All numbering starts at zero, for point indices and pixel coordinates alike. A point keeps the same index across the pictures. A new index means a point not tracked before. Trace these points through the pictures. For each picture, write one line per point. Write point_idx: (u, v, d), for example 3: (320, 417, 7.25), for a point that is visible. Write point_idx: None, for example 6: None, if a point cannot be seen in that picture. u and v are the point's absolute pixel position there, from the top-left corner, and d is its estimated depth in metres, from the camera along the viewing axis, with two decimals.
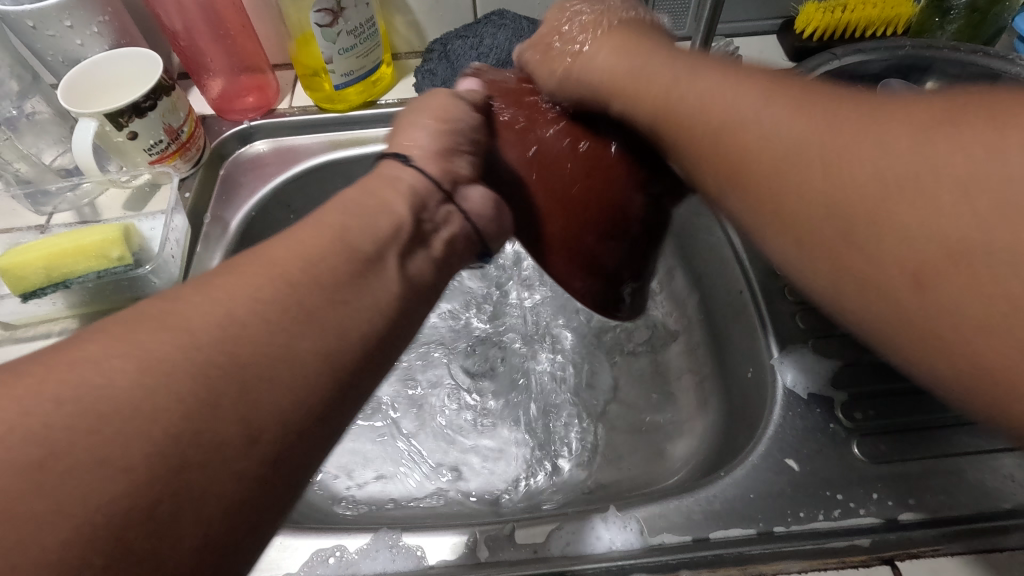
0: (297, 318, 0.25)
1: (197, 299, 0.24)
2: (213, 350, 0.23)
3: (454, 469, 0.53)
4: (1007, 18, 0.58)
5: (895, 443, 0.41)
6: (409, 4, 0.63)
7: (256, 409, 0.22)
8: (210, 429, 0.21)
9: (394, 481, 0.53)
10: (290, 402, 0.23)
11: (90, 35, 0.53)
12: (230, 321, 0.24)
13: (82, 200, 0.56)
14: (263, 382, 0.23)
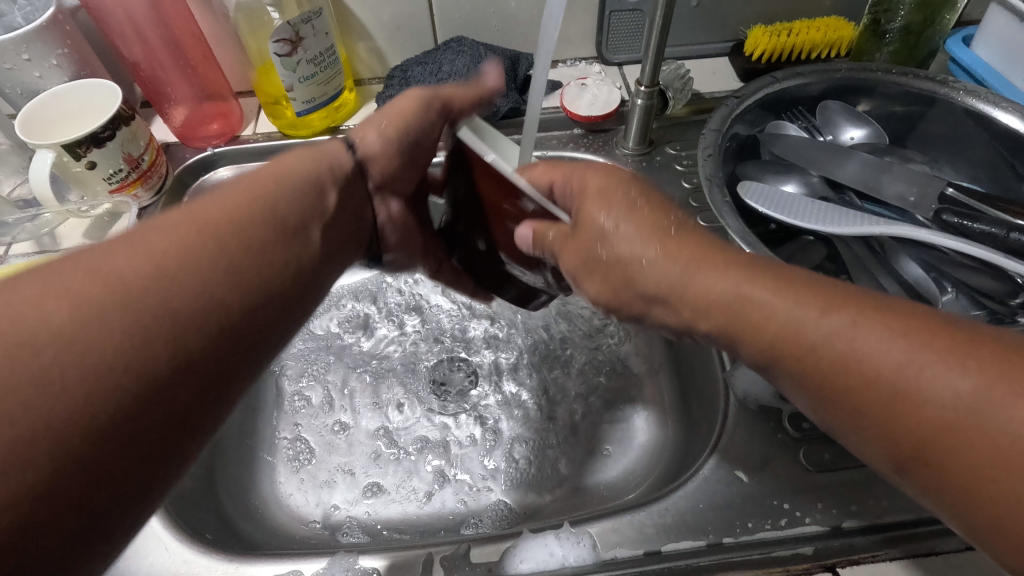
0: (177, 300, 0.27)
1: (44, 289, 0.25)
2: (79, 348, 0.24)
3: (360, 492, 0.55)
4: (940, 40, 0.61)
5: (838, 452, 0.43)
6: (369, 31, 0.65)
7: (108, 401, 0.24)
8: (97, 393, 0.24)
9: (341, 495, 0.55)
10: (168, 375, 0.26)
11: (50, 67, 0.53)
12: (109, 320, 0.25)
13: (41, 230, 0.56)
14: (127, 375, 0.25)
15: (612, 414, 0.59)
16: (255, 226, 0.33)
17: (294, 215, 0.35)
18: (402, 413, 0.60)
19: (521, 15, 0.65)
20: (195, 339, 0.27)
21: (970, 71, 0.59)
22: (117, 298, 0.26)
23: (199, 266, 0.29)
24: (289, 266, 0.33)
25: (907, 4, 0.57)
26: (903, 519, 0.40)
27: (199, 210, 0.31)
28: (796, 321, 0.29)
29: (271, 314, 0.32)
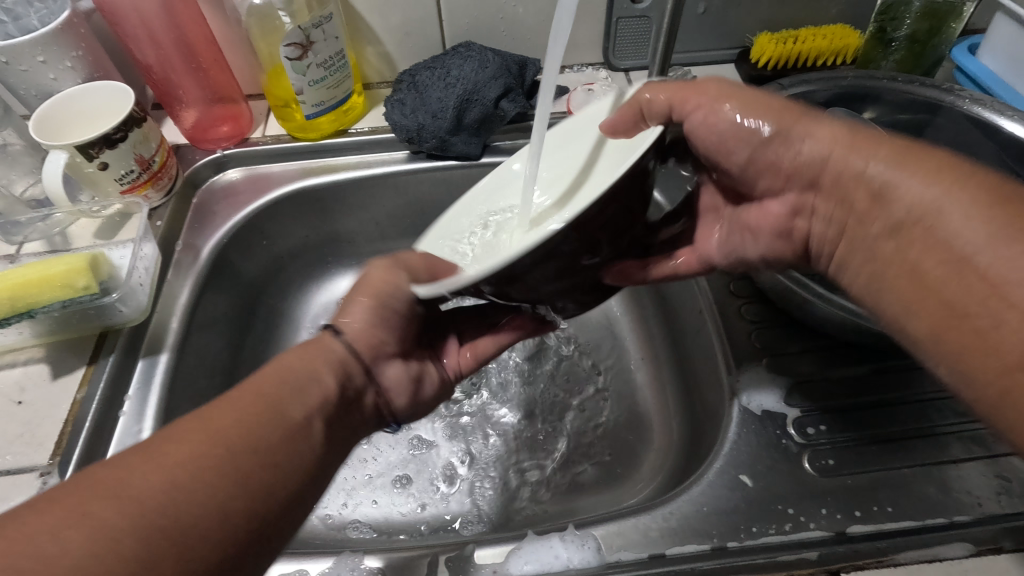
0: (237, 444, 0.30)
1: (121, 494, 0.26)
2: (211, 488, 0.28)
3: (459, 491, 0.55)
4: (945, 49, 0.61)
5: (843, 457, 0.43)
6: (379, 36, 0.65)
7: (211, 529, 0.27)
8: (221, 516, 0.27)
9: (381, 502, 0.54)
10: (245, 507, 0.29)
11: (64, 69, 0.54)
12: (180, 469, 0.27)
13: (53, 230, 0.56)
14: (220, 512, 0.27)
15: (613, 419, 0.59)
16: (267, 429, 0.31)
17: (303, 410, 0.34)
18: (426, 420, 0.59)
19: (529, 21, 0.66)
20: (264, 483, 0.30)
21: (975, 79, 0.59)
22: (167, 509, 0.26)
23: (212, 491, 0.28)
24: (304, 467, 0.32)
25: (913, 13, 0.58)
26: (907, 525, 0.40)
27: (206, 417, 0.31)
28: (942, 208, 0.29)
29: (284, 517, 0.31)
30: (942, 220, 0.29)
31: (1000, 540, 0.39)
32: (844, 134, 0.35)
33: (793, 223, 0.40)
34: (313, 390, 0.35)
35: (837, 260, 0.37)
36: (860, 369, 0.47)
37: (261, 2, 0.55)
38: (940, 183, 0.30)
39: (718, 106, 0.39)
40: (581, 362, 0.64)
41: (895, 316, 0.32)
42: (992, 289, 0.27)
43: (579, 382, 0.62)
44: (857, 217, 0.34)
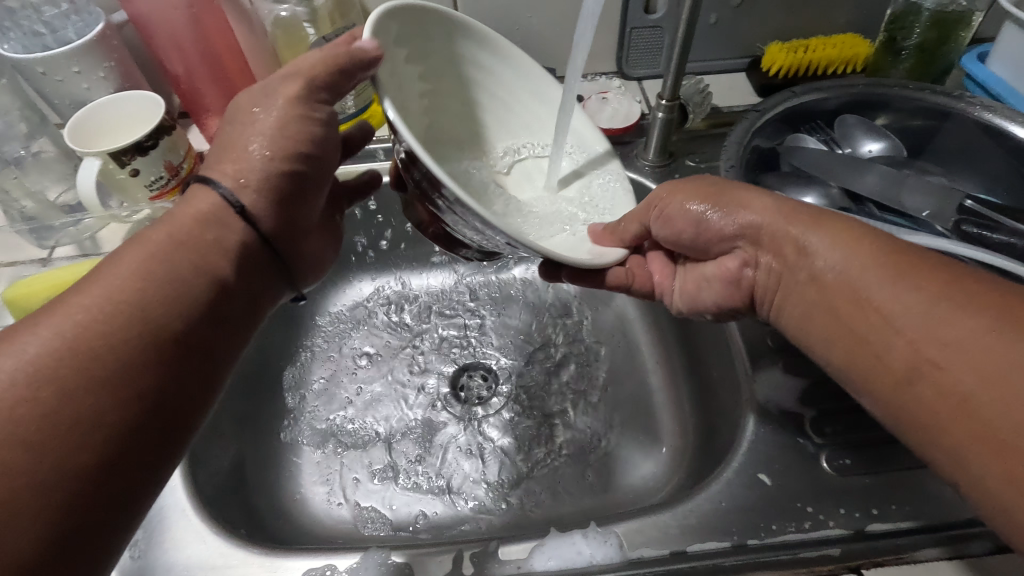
0: (99, 348, 0.29)
1: (28, 344, 0.28)
2: (16, 402, 0.26)
3: (441, 485, 0.56)
4: (955, 57, 0.62)
5: (861, 458, 0.44)
6: None
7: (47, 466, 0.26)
8: (56, 469, 0.26)
9: (360, 495, 0.56)
10: (89, 443, 0.27)
11: (97, 79, 0.56)
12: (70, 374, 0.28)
13: (83, 235, 0.58)
14: (77, 430, 0.27)
15: (622, 416, 0.60)
16: (189, 280, 0.33)
17: (192, 285, 0.33)
18: (418, 416, 0.61)
19: (545, 31, 0.67)
20: (94, 409, 0.28)
21: (985, 87, 0.60)
22: (59, 384, 0.27)
23: (122, 364, 0.29)
24: (176, 374, 0.31)
25: (922, 22, 0.59)
26: (905, 526, 0.40)
27: (122, 269, 0.32)
28: (901, 313, 0.31)
29: (201, 350, 0.33)
30: (905, 310, 0.31)
31: None
32: (772, 204, 0.39)
33: (741, 275, 0.43)
34: (226, 237, 0.35)
35: (776, 305, 0.41)
36: None
37: (287, 14, 0.57)
38: (873, 284, 0.33)
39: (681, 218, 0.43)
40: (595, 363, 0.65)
41: (853, 372, 0.34)
42: (950, 379, 0.28)
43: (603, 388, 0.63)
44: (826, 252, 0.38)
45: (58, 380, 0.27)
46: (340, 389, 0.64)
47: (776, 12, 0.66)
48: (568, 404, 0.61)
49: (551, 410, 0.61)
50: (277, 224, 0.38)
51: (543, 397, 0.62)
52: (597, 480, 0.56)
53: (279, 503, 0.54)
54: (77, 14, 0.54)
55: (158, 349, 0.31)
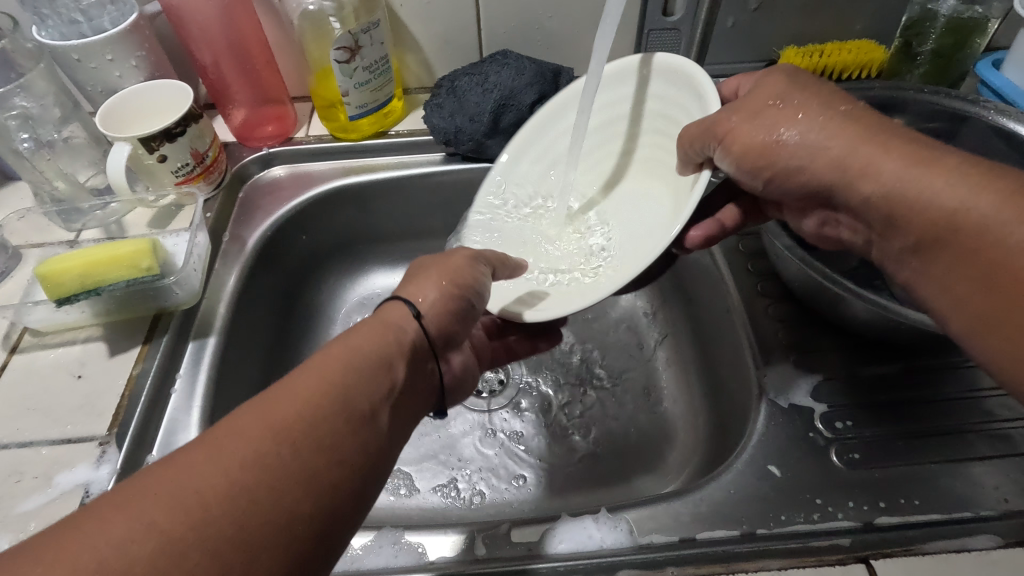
0: (288, 448, 0.28)
1: (198, 461, 0.27)
2: (208, 504, 0.26)
3: (482, 477, 0.57)
4: (970, 63, 0.63)
5: (871, 453, 0.44)
6: (419, 43, 0.68)
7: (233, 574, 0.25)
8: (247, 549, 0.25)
9: (396, 486, 0.56)
10: (273, 521, 0.26)
11: (129, 67, 0.57)
12: (254, 479, 0.27)
13: (109, 218, 0.59)
14: (263, 527, 0.26)
15: (639, 413, 0.61)
16: (328, 422, 0.30)
17: (320, 438, 0.29)
18: (449, 413, 0.61)
19: (563, 31, 0.69)
20: (290, 494, 0.27)
21: (1000, 92, 0.60)
22: (191, 524, 0.25)
23: (258, 503, 0.26)
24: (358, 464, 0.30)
25: (937, 29, 0.60)
26: (934, 517, 0.41)
27: (290, 393, 0.30)
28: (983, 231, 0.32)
29: (338, 523, 0.29)
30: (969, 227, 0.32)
31: None
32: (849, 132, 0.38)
33: (824, 230, 0.44)
34: (375, 391, 0.33)
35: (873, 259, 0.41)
36: (890, 367, 0.49)
37: (315, 8, 0.59)
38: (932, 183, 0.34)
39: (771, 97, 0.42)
40: (605, 358, 0.65)
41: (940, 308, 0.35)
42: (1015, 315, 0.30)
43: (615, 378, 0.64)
44: (878, 231, 0.38)
45: (197, 511, 0.25)
46: None
47: (793, 16, 0.67)
48: (583, 388, 0.63)
49: (576, 399, 0.62)
50: (440, 331, 0.40)
51: (565, 390, 0.63)
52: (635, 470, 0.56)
53: None
54: (113, 3, 0.56)
55: (299, 536, 0.27)
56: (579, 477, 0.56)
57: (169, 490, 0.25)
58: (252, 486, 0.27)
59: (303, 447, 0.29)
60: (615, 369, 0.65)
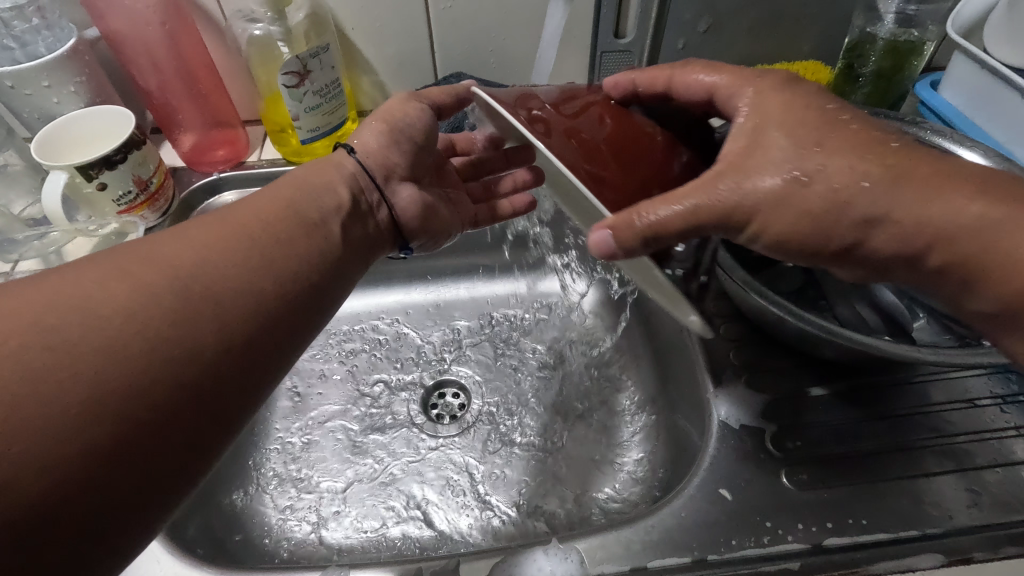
0: (214, 258, 0.34)
1: (132, 263, 0.32)
2: (134, 292, 0.30)
3: (429, 500, 0.56)
4: (910, 84, 0.64)
5: (820, 472, 0.44)
6: (373, 66, 0.68)
7: (163, 359, 0.30)
8: (181, 347, 0.30)
9: (346, 518, 0.55)
10: (210, 319, 0.32)
11: (67, 93, 0.56)
12: (179, 279, 0.32)
13: (48, 248, 0.57)
14: (199, 325, 0.31)
15: (597, 434, 0.61)
16: (280, 230, 0.39)
17: (267, 242, 0.37)
18: (402, 440, 0.61)
19: (518, 53, 0.69)
20: (219, 294, 0.33)
21: (938, 112, 0.62)
22: (173, 279, 0.32)
23: (221, 278, 0.34)
24: (283, 290, 0.36)
25: (876, 51, 0.61)
26: (881, 537, 0.41)
27: (235, 215, 0.38)
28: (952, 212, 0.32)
29: (264, 343, 0.34)
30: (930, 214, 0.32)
31: (970, 551, 0.40)
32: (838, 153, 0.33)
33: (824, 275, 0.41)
34: (314, 211, 0.42)
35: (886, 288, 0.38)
36: (839, 385, 0.49)
37: (261, 33, 0.58)
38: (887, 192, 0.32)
39: (765, 168, 0.33)
40: (566, 381, 0.66)
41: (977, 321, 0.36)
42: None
43: (575, 399, 0.64)
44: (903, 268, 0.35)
45: (167, 276, 0.32)
46: (320, 417, 0.62)
47: (740, 39, 0.69)
48: (536, 410, 0.63)
49: (526, 419, 0.62)
50: (386, 161, 0.48)
51: (519, 412, 0.63)
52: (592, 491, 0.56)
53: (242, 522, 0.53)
54: (49, 28, 0.54)
55: (248, 307, 0.34)
56: (506, 458, 0.59)
57: (148, 263, 0.32)
58: (181, 279, 0.32)
59: (260, 248, 0.37)
60: (539, 363, 0.67)
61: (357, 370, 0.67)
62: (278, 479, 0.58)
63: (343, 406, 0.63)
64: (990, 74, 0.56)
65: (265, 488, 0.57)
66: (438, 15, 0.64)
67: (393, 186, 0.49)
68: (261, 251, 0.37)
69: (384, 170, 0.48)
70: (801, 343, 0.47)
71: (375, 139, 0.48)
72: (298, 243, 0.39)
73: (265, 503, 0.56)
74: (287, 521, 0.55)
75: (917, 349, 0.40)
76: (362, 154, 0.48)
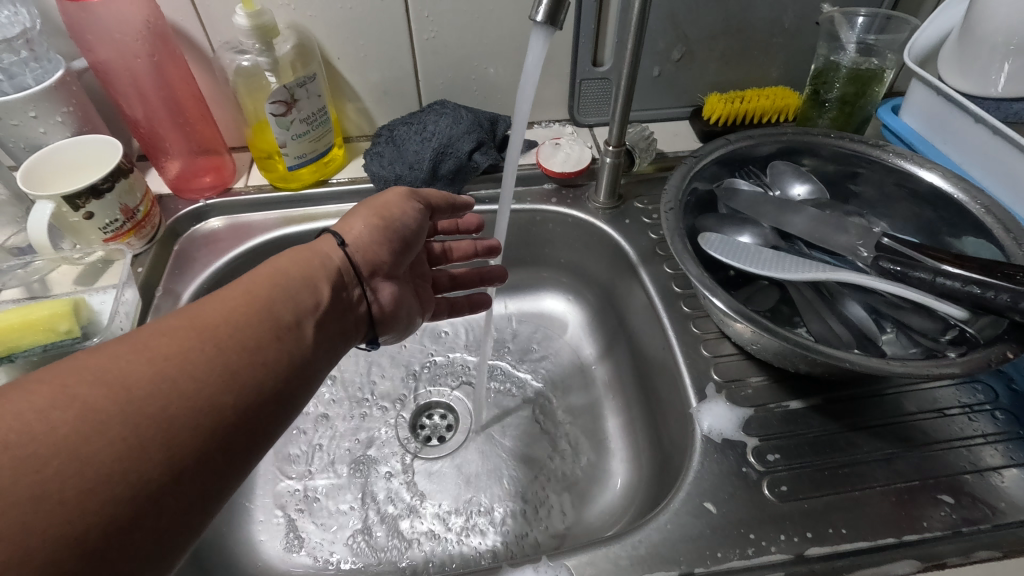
0: (162, 375, 0.30)
1: (69, 385, 0.28)
2: (62, 424, 0.26)
3: (421, 522, 0.56)
4: (873, 108, 0.68)
5: (800, 484, 0.46)
6: (359, 94, 0.70)
7: (88, 504, 0.25)
8: (107, 481, 0.26)
9: (338, 544, 0.55)
10: (145, 453, 0.27)
11: (54, 123, 0.56)
12: (114, 405, 0.28)
13: (32, 277, 0.57)
14: (134, 458, 0.27)
15: (584, 452, 0.62)
16: (246, 332, 0.34)
17: (229, 349, 0.33)
18: (392, 462, 0.61)
19: (499, 81, 0.71)
20: (160, 421, 0.28)
21: (900, 136, 0.65)
22: (114, 403, 0.28)
23: (169, 400, 0.29)
24: (237, 411, 0.32)
25: (840, 78, 0.65)
26: (860, 545, 0.42)
27: (195, 315, 0.34)
28: None
29: (208, 473, 0.30)
30: None
31: (944, 556, 0.42)
32: None
33: None
34: (288, 307, 0.37)
35: None
36: (815, 398, 0.51)
37: (249, 63, 0.59)
38: None
39: None
40: (552, 399, 0.67)
41: None
42: None
43: (560, 416, 0.65)
44: None
45: (107, 398, 0.28)
46: (307, 442, 0.62)
47: (712, 67, 0.72)
48: (525, 429, 0.64)
49: (516, 440, 0.63)
50: (370, 259, 0.46)
51: (508, 432, 0.63)
52: (581, 507, 0.57)
53: (228, 551, 0.53)
54: (37, 60, 0.54)
55: (197, 433, 0.29)
56: (499, 485, 0.59)
57: (86, 382, 0.28)
58: (121, 407, 0.28)
59: (220, 358, 0.32)
60: (527, 381, 0.68)
61: (344, 393, 0.67)
62: (268, 508, 0.57)
63: (331, 430, 0.63)
64: (947, 100, 0.59)
65: (255, 518, 0.56)
66: (421, 46, 0.66)
67: (374, 284, 0.46)
68: (219, 364, 0.32)
69: (368, 268, 0.46)
70: (780, 361, 0.50)
71: (365, 231, 0.46)
72: (264, 349, 0.34)
73: (255, 534, 0.55)
74: (279, 551, 0.54)
75: (885, 361, 0.41)
76: (353, 246, 0.45)
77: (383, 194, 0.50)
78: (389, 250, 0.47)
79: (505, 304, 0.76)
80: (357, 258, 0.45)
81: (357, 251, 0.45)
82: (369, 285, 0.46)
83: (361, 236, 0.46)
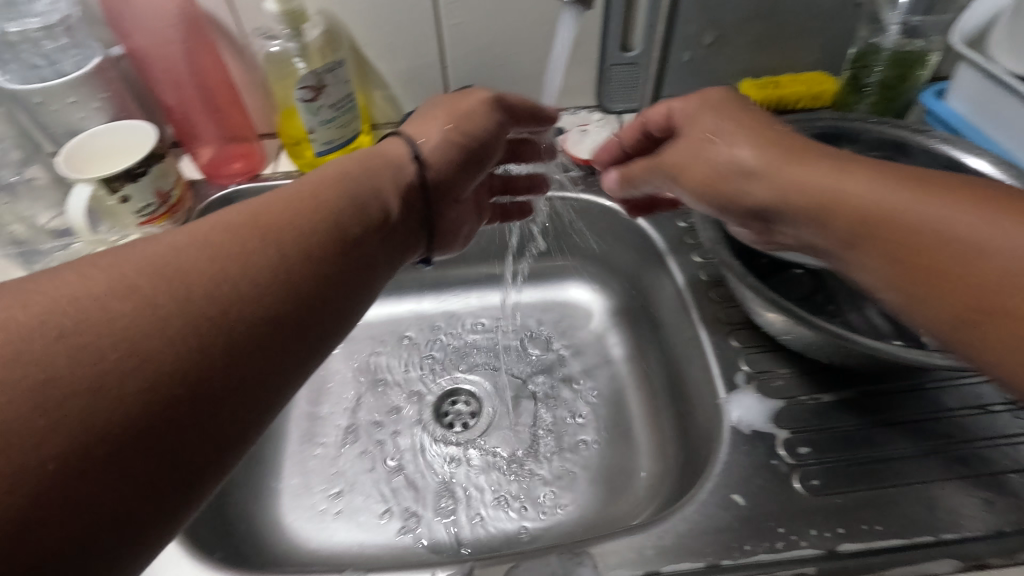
0: (213, 275, 0.29)
1: (122, 274, 0.27)
2: (111, 311, 0.25)
3: (444, 508, 0.56)
4: (916, 93, 0.65)
5: (833, 478, 0.44)
6: (386, 80, 0.70)
7: (129, 387, 0.24)
8: (148, 366, 0.25)
9: (362, 527, 0.55)
10: (190, 338, 0.26)
11: (92, 109, 0.58)
12: (168, 297, 0.27)
13: (71, 259, 0.59)
14: (180, 346, 0.26)
15: (610, 441, 0.61)
16: (307, 235, 0.33)
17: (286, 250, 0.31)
18: (416, 448, 0.61)
19: (527, 67, 0.70)
20: (207, 318, 0.27)
21: (945, 122, 0.62)
22: (168, 294, 0.27)
23: (222, 295, 0.28)
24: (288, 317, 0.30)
25: (881, 61, 0.62)
26: (895, 543, 0.41)
27: (261, 213, 0.32)
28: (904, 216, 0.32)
29: (254, 376, 0.28)
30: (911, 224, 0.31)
31: (984, 556, 0.40)
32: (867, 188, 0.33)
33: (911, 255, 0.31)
34: (346, 212, 0.36)
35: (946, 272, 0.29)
36: (850, 391, 0.49)
37: (278, 50, 0.60)
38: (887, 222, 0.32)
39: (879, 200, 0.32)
40: (577, 388, 0.66)
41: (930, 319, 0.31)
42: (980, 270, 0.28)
43: (584, 405, 0.64)
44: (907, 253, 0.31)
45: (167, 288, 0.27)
46: (333, 426, 0.63)
47: (746, 51, 0.70)
48: (548, 418, 0.63)
49: (540, 429, 0.62)
50: (443, 175, 0.44)
51: (532, 421, 0.63)
52: (605, 497, 0.57)
53: (256, 530, 0.54)
54: (75, 47, 0.56)
55: (249, 331, 0.29)
56: (522, 473, 0.59)
57: (151, 266, 0.28)
58: (170, 300, 0.27)
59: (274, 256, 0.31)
60: (552, 369, 0.68)
61: (370, 378, 0.67)
62: (294, 489, 0.58)
63: (357, 415, 0.64)
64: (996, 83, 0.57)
65: (282, 497, 0.57)
66: (449, 31, 0.66)
67: (444, 200, 0.45)
68: (275, 264, 0.31)
69: (441, 182, 0.44)
70: (813, 352, 0.48)
71: (440, 138, 0.45)
72: (322, 251, 0.33)
73: (282, 513, 0.56)
74: (305, 530, 0.55)
75: (927, 352, 0.40)
76: (425, 151, 0.44)
77: (456, 99, 0.48)
78: (464, 166, 0.46)
79: (530, 292, 0.75)
80: (432, 162, 0.44)
81: (429, 156, 0.44)
82: (440, 200, 0.45)
83: (438, 146, 0.45)
